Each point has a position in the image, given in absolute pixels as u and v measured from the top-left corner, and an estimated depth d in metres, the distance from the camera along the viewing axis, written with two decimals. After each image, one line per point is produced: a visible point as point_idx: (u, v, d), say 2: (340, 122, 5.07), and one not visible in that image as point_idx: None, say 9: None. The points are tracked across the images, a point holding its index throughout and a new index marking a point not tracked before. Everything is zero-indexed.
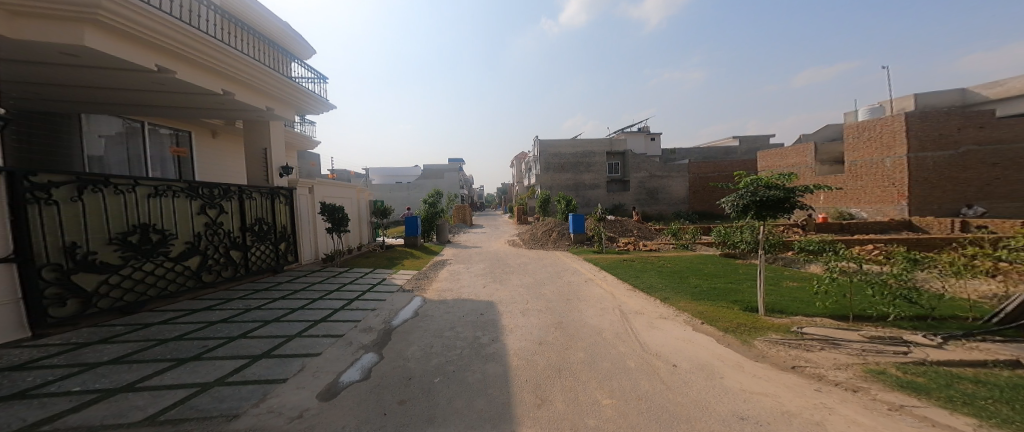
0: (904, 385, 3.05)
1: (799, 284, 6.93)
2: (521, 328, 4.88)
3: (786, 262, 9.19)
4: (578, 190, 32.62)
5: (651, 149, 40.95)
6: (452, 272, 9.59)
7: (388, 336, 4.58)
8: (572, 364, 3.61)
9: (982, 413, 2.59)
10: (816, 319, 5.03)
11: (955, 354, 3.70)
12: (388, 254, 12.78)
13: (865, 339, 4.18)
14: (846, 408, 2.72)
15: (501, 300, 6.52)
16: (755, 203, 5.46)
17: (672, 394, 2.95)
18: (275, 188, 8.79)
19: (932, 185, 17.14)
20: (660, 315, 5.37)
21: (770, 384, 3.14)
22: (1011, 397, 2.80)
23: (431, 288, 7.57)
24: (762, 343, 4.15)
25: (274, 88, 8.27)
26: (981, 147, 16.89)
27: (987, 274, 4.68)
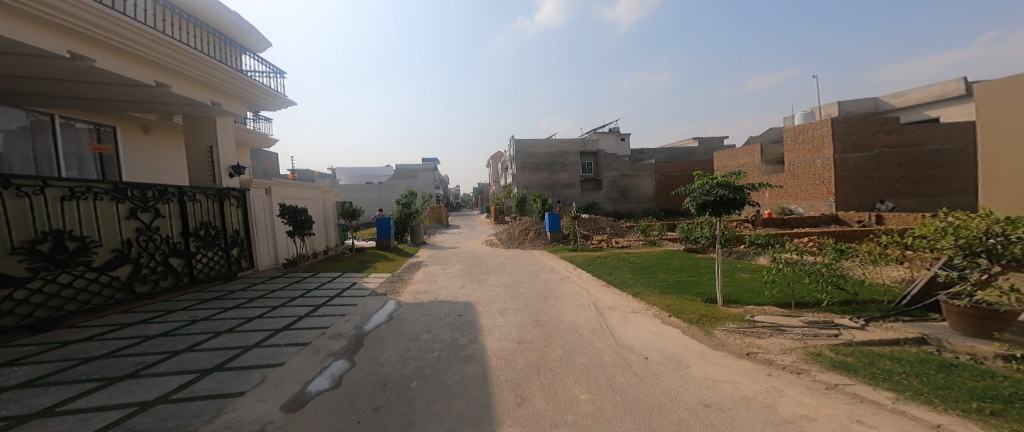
0: (837, 366, 3.39)
1: (751, 276, 7.45)
2: (499, 327, 4.89)
3: (739, 255, 9.88)
4: (554, 189, 33.03)
5: (621, 149, 42.37)
6: (428, 274, 9.40)
7: (360, 342, 4.43)
8: (551, 362, 3.68)
9: (898, 387, 2.93)
10: (765, 308, 5.45)
11: (875, 335, 4.15)
12: (358, 257, 12.35)
13: (805, 325, 4.57)
14: (792, 390, 2.97)
15: (479, 300, 6.50)
16: (710, 201, 5.80)
17: (645, 386, 3.09)
18: (223, 188, 8.20)
19: (853, 183, 19.02)
20: (632, 310, 5.59)
21: (729, 371, 3.37)
22: (920, 371, 3.19)
23: (407, 291, 7.41)
24: (721, 333, 4.43)
25: (218, 81, 7.65)
26: (891, 150, 18.95)
27: (897, 261, 5.25)
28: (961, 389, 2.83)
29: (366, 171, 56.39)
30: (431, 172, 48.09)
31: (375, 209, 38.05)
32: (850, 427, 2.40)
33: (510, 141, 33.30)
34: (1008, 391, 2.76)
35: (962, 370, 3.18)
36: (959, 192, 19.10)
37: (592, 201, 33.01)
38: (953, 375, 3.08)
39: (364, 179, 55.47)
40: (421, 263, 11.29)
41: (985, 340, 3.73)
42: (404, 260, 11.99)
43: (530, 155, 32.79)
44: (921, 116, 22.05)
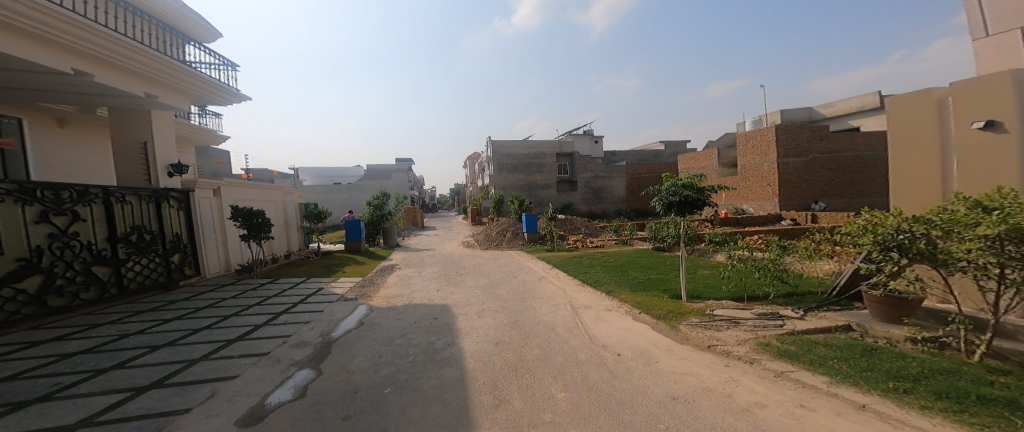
0: (782, 354, 3.69)
1: (710, 272, 7.92)
2: (477, 329, 4.85)
3: (701, 253, 10.46)
4: (532, 190, 33.21)
5: (596, 151, 43.29)
6: (401, 277, 9.11)
7: (326, 349, 4.21)
8: (528, 362, 3.70)
9: (831, 371, 3.25)
10: (722, 302, 5.83)
11: (812, 324, 4.56)
12: (324, 261, 11.76)
13: (755, 316, 4.94)
14: (747, 379, 3.20)
15: (456, 302, 6.41)
16: (675, 201, 6.12)
17: (618, 382, 3.19)
18: (160, 189, 7.51)
19: (793, 185, 20.81)
20: (606, 308, 5.74)
21: (693, 363, 3.57)
22: (849, 356, 3.55)
23: (380, 295, 7.15)
24: (686, 327, 4.68)
25: (151, 70, 6.94)
26: (823, 156, 20.93)
27: (829, 256, 5.81)
28: (880, 371, 3.19)
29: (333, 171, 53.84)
30: (404, 172, 46.76)
31: (344, 210, 36.50)
32: (795, 412, 2.63)
33: (487, 141, 33.12)
34: (917, 370, 3.15)
35: (881, 353, 3.58)
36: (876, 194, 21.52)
37: (567, 202, 33.54)
38: (875, 359, 3.45)
39: (331, 180, 52.96)
40: (393, 266, 10.92)
41: (897, 324, 4.21)
42: (374, 263, 11.55)
43: (507, 156, 32.84)
44: (845, 125, 24.80)
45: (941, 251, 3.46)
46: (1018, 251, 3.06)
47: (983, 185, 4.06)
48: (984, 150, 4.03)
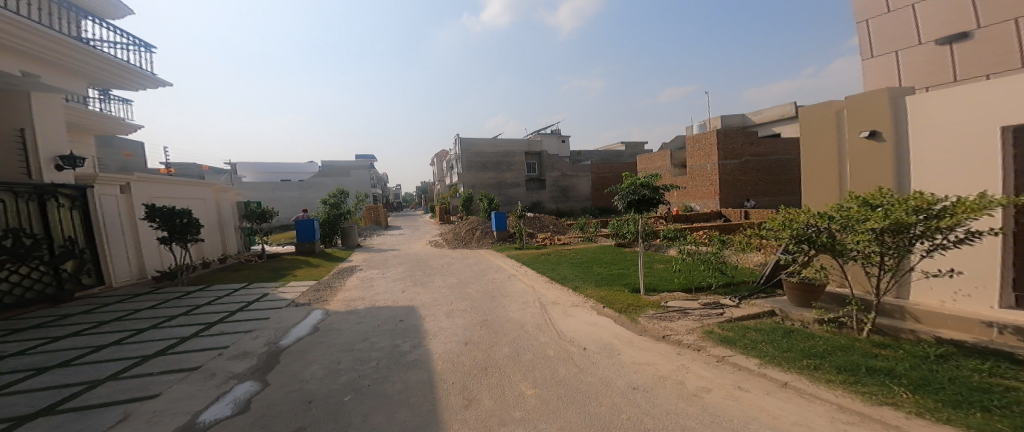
0: (722, 340, 4.06)
1: (664, 266, 8.45)
2: (445, 330, 4.74)
3: (656, 248, 11.10)
4: (500, 189, 33.09)
5: (563, 151, 44.15)
6: (362, 279, 8.62)
7: (273, 360, 3.91)
8: (498, 360, 3.70)
9: (761, 354, 3.64)
10: (673, 293, 6.27)
11: (745, 310, 5.09)
12: (270, 264, 10.81)
13: (701, 306, 5.38)
14: (695, 366, 3.48)
15: (422, 303, 6.22)
16: (634, 200, 6.45)
17: (584, 376, 3.29)
18: (44, 184, 6.37)
19: (729, 184, 22.96)
20: (573, 304, 5.90)
21: (650, 353, 3.81)
22: (775, 338, 4.00)
23: (337, 298, 6.73)
24: (644, 319, 4.96)
25: (22, 41, 5.77)
26: (754, 158, 23.27)
27: (758, 249, 6.49)
28: (798, 350, 3.64)
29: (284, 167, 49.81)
30: (366, 169, 44.42)
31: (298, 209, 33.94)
32: (735, 393, 2.91)
33: (455, 138, 32.60)
34: (822, 348, 3.65)
35: (797, 334, 4.08)
36: (794, 193, 24.38)
37: (536, 201, 34.16)
38: (793, 339, 3.94)
39: (282, 177, 48.97)
40: (349, 268, 10.29)
41: (806, 308, 4.85)
42: (330, 265, 10.81)
43: (476, 154, 32.48)
44: (770, 132, 27.85)
45: (837, 242, 4.05)
46: (894, 242, 3.68)
47: (866, 186, 4.73)
48: (867, 157, 4.71)
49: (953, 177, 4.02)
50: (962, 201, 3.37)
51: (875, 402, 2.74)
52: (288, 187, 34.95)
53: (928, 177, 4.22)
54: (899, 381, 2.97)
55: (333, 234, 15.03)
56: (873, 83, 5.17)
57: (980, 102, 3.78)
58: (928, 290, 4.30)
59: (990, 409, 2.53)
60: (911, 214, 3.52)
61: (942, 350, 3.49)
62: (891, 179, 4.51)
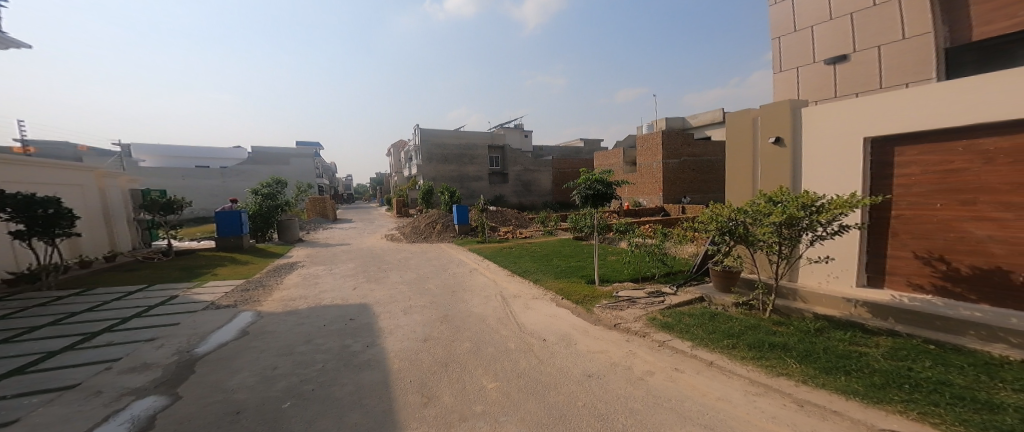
0: (662, 326, 4.40)
1: (615, 257, 8.87)
2: (401, 328, 4.57)
3: (609, 241, 11.58)
4: (463, 182, 32.13)
5: (527, 146, 44.09)
6: (305, 276, 7.88)
7: (183, 370, 3.44)
8: (459, 356, 3.69)
9: (692, 336, 4.03)
10: (623, 283, 6.62)
11: (680, 297, 5.58)
12: (183, 262, 9.36)
13: (645, 295, 5.75)
14: (641, 351, 3.76)
15: (376, 300, 5.88)
16: (591, 194, 6.68)
17: (543, 367, 3.41)
18: None
19: (671, 181, 24.85)
20: (533, 296, 5.97)
21: (604, 341, 4.04)
22: (703, 321, 4.44)
23: (275, 298, 6.10)
24: (598, 309, 5.18)
25: None
26: (692, 159, 25.36)
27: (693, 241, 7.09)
28: (721, 331, 4.09)
29: (205, 151, 43.35)
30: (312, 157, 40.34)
31: None
32: (672, 374, 3.23)
33: (415, 128, 31.12)
34: (737, 328, 4.16)
35: (719, 317, 4.58)
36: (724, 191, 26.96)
37: (499, 195, 33.48)
38: (716, 322, 4.42)
39: (202, 162, 42.61)
40: (288, 265, 9.33)
41: (726, 292, 5.45)
42: (264, 262, 9.68)
43: (438, 146, 31.14)
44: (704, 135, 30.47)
45: (748, 234, 4.64)
46: (788, 232, 4.31)
47: (772, 186, 5.39)
48: (773, 159, 5.37)
49: (837, 181, 4.76)
50: (837, 199, 4.04)
51: (775, 373, 3.21)
52: (212, 174, 30.69)
53: (817, 179, 4.95)
54: (791, 353, 3.50)
55: (266, 227, 13.72)
56: (780, 97, 5.95)
57: (857, 118, 4.54)
58: (813, 272, 5.03)
59: (851, 372, 3.11)
60: (800, 210, 4.15)
61: (819, 325, 4.19)
62: (790, 179, 5.20)
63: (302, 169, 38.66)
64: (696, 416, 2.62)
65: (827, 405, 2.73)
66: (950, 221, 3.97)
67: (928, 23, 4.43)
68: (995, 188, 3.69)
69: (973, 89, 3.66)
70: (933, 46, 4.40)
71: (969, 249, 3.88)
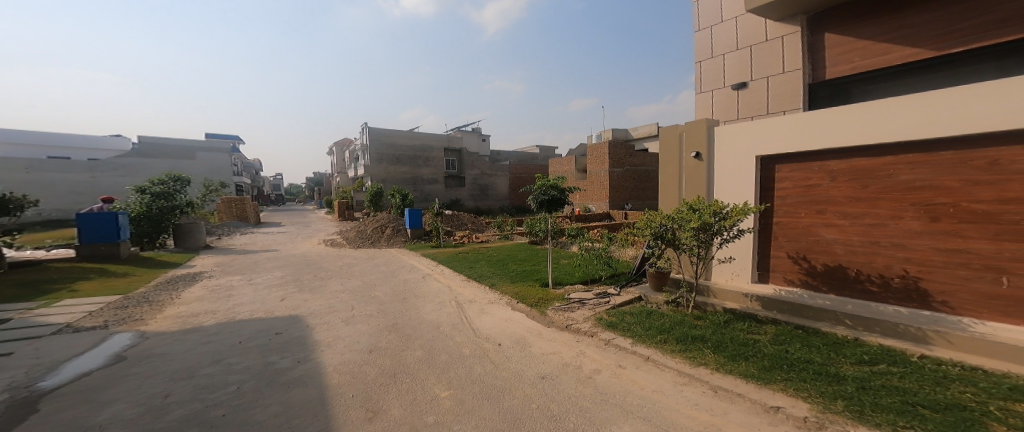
0: (608, 325, 4.58)
1: (567, 260, 9.06)
2: (342, 339, 4.19)
3: (562, 244, 11.81)
4: (417, 185, 30.64)
5: (483, 150, 43.79)
6: (215, 288, 6.84)
7: (21, 410, 2.73)
8: (410, 366, 3.48)
9: (631, 333, 4.29)
10: (574, 285, 6.77)
11: (623, 297, 5.88)
12: (27, 277, 7.51)
13: (593, 296, 5.95)
14: (591, 350, 3.89)
15: (310, 311, 5.32)
16: (545, 200, 6.79)
17: (499, 371, 3.36)
18: None
19: (616, 188, 26.34)
20: (489, 301, 5.86)
21: (557, 343, 4.10)
22: (639, 319, 4.71)
23: (166, 315, 5.18)
24: (552, 311, 5.23)
25: None
26: (634, 168, 27.11)
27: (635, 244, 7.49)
28: (656, 328, 4.39)
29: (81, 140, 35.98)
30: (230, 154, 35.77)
31: None
32: (616, 370, 3.39)
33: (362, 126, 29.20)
34: (668, 324, 4.51)
35: (653, 314, 4.92)
36: None
37: (455, 199, 32.71)
38: (650, 318, 4.74)
39: (65, 153, 34.79)
40: (190, 276, 8.03)
41: (659, 291, 5.90)
42: (150, 273, 8.19)
43: (390, 146, 29.35)
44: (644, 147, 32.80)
45: (672, 238, 5.09)
46: (705, 237, 4.81)
47: (692, 195, 5.96)
48: (693, 172, 5.94)
49: (740, 191, 5.43)
50: (737, 207, 4.63)
51: (696, 363, 3.54)
52: (75, 168, 25.47)
53: (725, 192, 5.58)
54: (706, 344, 3.90)
55: (156, 233, 11.65)
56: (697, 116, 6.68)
57: (755, 137, 5.24)
58: (720, 270, 5.67)
59: (748, 358, 3.55)
60: (712, 217, 4.69)
61: (727, 317, 4.73)
62: (706, 190, 5.77)
63: (214, 165, 33.72)
64: (638, 409, 2.76)
65: (734, 388, 3.07)
66: (809, 227, 4.84)
67: (798, 62, 5.35)
68: (838, 200, 4.57)
69: (833, 120, 4.44)
70: (800, 81, 5.32)
71: (822, 249, 4.74)
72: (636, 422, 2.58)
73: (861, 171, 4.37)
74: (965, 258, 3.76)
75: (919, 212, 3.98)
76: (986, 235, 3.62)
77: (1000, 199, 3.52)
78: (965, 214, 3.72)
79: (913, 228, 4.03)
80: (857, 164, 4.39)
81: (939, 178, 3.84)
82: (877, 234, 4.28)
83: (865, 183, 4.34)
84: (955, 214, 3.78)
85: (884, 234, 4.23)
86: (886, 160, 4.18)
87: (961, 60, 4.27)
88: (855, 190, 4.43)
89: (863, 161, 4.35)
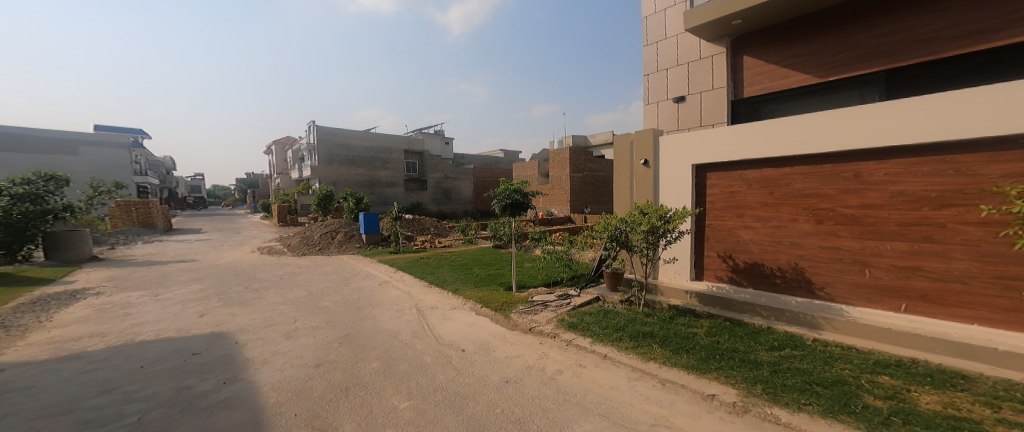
0: (569, 326, 4.62)
1: (530, 264, 9.06)
2: (284, 354, 3.83)
3: (526, 248, 11.80)
4: (373, 188, 29.17)
5: (446, 153, 42.64)
6: (102, 308, 5.87)
7: None
8: (364, 378, 3.25)
9: (588, 333, 4.37)
10: (537, 289, 6.77)
11: (582, 298, 5.98)
12: None
13: (556, 298, 6.00)
14: (554, 351, 3.90)
15: (243, 326, 4.80)
16: (509, 203, 6.77)
17: (462, 377, 3.25)
18: None
19: (576, 193, 27.08)
20: (452, 306, 5.68)
21: (520, 346, 4.06)
22: (595, 320, 4.79)
23: (29, 343, 4.34)
24: (515, 315, 5.17)
25: None
26: (593, 174, 28.04)
27: None
28: (613, 327, 4.50)
29: None
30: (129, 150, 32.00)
31: None
32: (577, 370, 3.43)
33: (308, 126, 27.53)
34: (621, 322, 4.66)
35: (610, 314, 5.04)
36: None
37: (415, 202, 31.63)
38: (607, 318, 4.87)
39: None
40: (71, 294, 6.85)
41: (614, 291, 6.08)
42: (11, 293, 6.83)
43: (343, 146, 27.74)
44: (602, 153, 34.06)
45: (625, 240, 5.28)
46: (653, 238, 5.06)
47: (642, 199, 6.24)
48: (641, 177, 6.22)
49: (680, 196, 5.78)
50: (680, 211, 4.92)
51: (646, 358, 3.68)
52: None
53: (669, 197, 5.90)
54: (653, 339, 4.08)
55: (15, 244, 9.73)
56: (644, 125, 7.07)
57: (694, 145, 5.61)
58: (664, 269, 5.98)
59: (688, 350, 3.77)
60: (659, 220, 4.95)
61: (671, 313, 5.01)
62: (654, 194, 6.08)
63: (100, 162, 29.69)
64: (598, 407, 2.80)
65: (679, 380, 3.23)
66: (730, 229, 5.36)
67: (723, 80, 5.92)
68: (752, 205, 5.14)
69: (751, 134, 4.99)
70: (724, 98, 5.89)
71: (740, 249, 5.27)
72: (596, 419, 2.61)
73: (768, 180, 4.98)
74: (840, 253, 4.44)
75: (808, 216, 4.64)
76: (853, 234, 4.33)
77: (863, 204, 4.24)
78: (840, 218, 4.40)
79: (805, 229, 4.68)
80: (766, 174, 4.99)
81: (822, 187, 4.52)
82: (779, 235, 4.90)
83: (771, 190, 4.95)
84: (834, 217, 4.46)
85: (785, 235, 4.86)
86: (786, 171, 4.82)
87: (837, 87, 5.06)
88: (764, 196, 5.02)
89: (770, 171, 4.95)
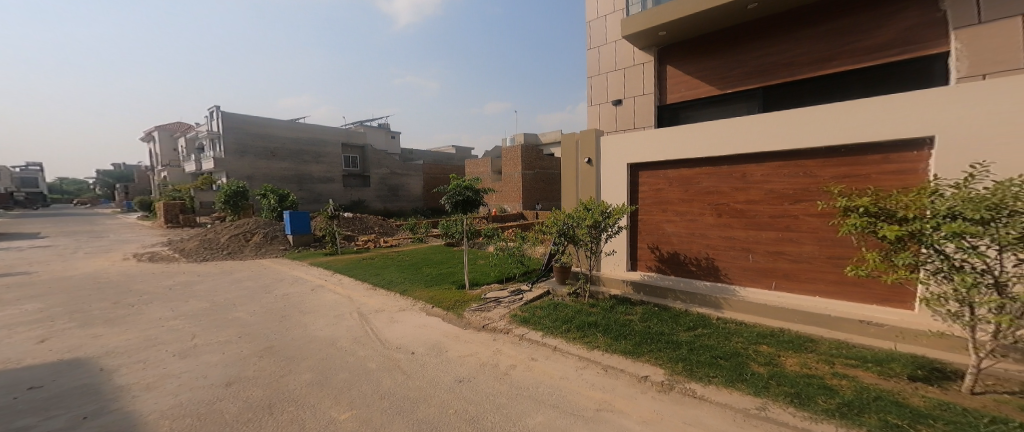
0: (522, 321, 4.59)
1: (483, 261, 8.93)
2: (184, 375, 3.30)
3: (479, 245, 11.60)
4: (302, 183, 26.82)
5: (392, 148, 41.02)
6: None
7: None
8: (293, 392, 2.89)
9: (539, 326, 4.37)
10: (489, 286, 6.66)
11: (535, 293, 6.00)
12: None
13: (509, 294, 5.94)
14: (508, 347, 3.83)
15: (101, 351, 4.01)
16: (459, 201, 6.59)
17: (410, 381, 3.04)
18: None
19: (528, 190, 27.41)
20: (399, 309, 5.37)
21: (473, 344, 3.93)
22: (545, 314, 4.81)
23: None
24: (468, 313, 5.02)
25: None
26: (544, 171, 28.54)
27: None
28: (563, 319, 4.56)
29: None
30: None
31: None
32: (529, 364, 3.39)
33: (212, 110, 24.24)
34: (569, 314, 4.73)
35: (561, 307, 5.11)
36: None
37: (356, 199, 29.87)
38: (558, 311, 4.92)
39: None
40: None
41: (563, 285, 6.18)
42: None
43: (270, 137, 25.10)
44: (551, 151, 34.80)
45: (570, 235, 5.39)
46: (596, 233, 5.23)
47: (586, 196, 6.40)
48: (584, 175, 6.37)
49: (616, 193, 6.02)
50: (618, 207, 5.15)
51: (592, 347, 3.76)
52: None
53: (608, 194, 6.11)
54: (594, 329, 4.20)
55: None
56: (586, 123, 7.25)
57: (625, 145, 5.88)
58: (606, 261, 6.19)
59: (624, 336, 3.92)
60: (600, 215, 5.14)
61: (611, 303, 5.21)
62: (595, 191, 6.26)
63: None
64: (552, 399, 2.77)
65: (622, 365, 3.32)
66: (653, 223, 5.72)
67: (650, 84, 6.30)
68: (672, 201, 5.51)
69: (671, 136, 5.34)
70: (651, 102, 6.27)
71: (660, 241, 5.66)
72: (549, 411, 2.58)
73: (683, 179, 5.37)
74: (732, 242, 4.98)
75: (710, 210, 5.12)
76: (741, 226, 4.88)
77: (747, 200, 4.80)
78: (731, 211, 4.93)
79: (707, 221, 5.16)
80: (682, 173, 5.38)
81: (719, 185, 5.02)
82: (692, 227, 5.32)
83: (685, 188, 5.36)
84: (727, 211, 4.98)
85: (694, 228, 5.31)
86: (694, 171, 5.25)
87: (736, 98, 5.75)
88: (681, 193, 5.41)
89: (685, 171, 5.35)
